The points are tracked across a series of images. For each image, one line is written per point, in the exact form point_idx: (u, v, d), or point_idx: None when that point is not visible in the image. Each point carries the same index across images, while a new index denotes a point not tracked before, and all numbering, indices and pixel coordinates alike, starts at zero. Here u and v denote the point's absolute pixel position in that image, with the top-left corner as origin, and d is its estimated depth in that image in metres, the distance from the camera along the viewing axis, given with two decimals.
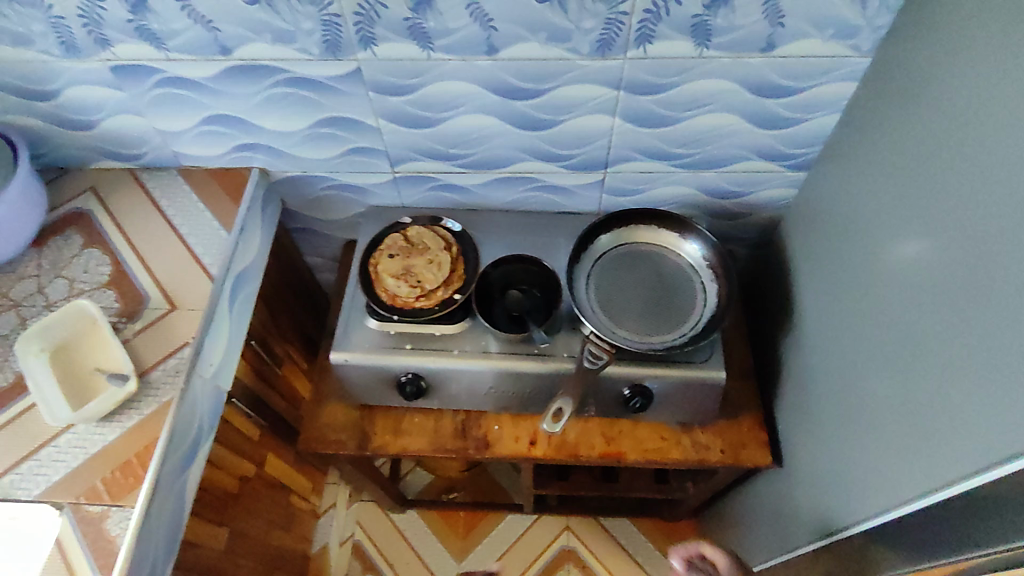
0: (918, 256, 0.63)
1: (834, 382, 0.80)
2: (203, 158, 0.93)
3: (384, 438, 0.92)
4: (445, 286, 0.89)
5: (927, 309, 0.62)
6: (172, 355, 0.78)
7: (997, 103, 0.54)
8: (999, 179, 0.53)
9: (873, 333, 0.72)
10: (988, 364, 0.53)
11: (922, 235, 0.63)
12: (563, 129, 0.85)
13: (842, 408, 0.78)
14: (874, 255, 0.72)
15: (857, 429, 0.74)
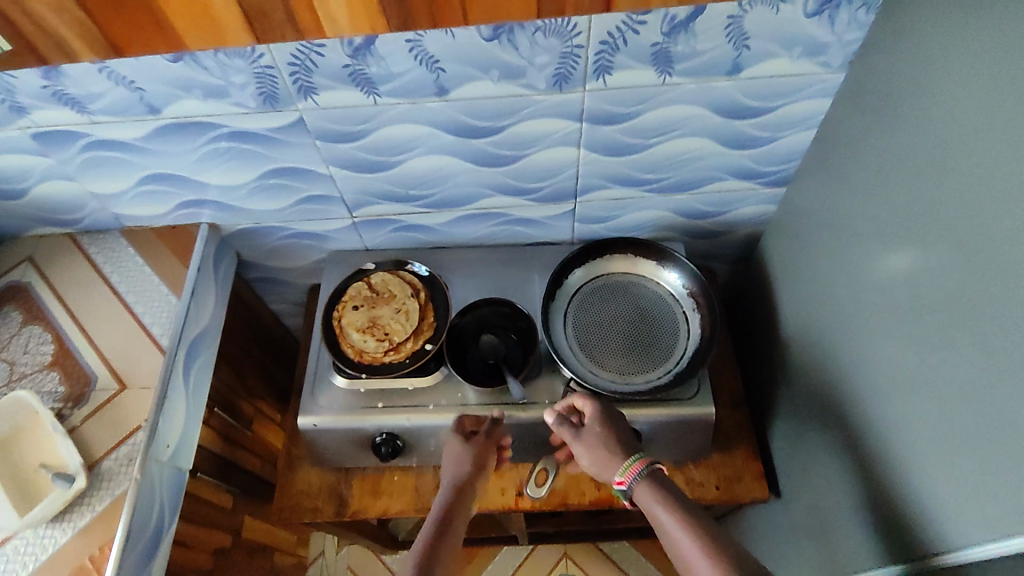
0: (909, 289, 0.60)
1: (831, 411, 0.77)
2: (145, 219, 0.87)
3: (362, 502, 0.88)
4: (415, 337, 0.83)
5: (928, 344, 0.58)
6: (124, 443, 0.73)
7: (983, 130, 0.50)
8: (993, 213, 0.49)
9: (867, 364, 0.68)
10: (1000, 413, 0.49)
11: (911, 267, 0.59)
12: (526, 164, 0.80)
13: (843, 438, 0.75)
14: (861, 281, 0.69)
15: (863, 464, 0.71)
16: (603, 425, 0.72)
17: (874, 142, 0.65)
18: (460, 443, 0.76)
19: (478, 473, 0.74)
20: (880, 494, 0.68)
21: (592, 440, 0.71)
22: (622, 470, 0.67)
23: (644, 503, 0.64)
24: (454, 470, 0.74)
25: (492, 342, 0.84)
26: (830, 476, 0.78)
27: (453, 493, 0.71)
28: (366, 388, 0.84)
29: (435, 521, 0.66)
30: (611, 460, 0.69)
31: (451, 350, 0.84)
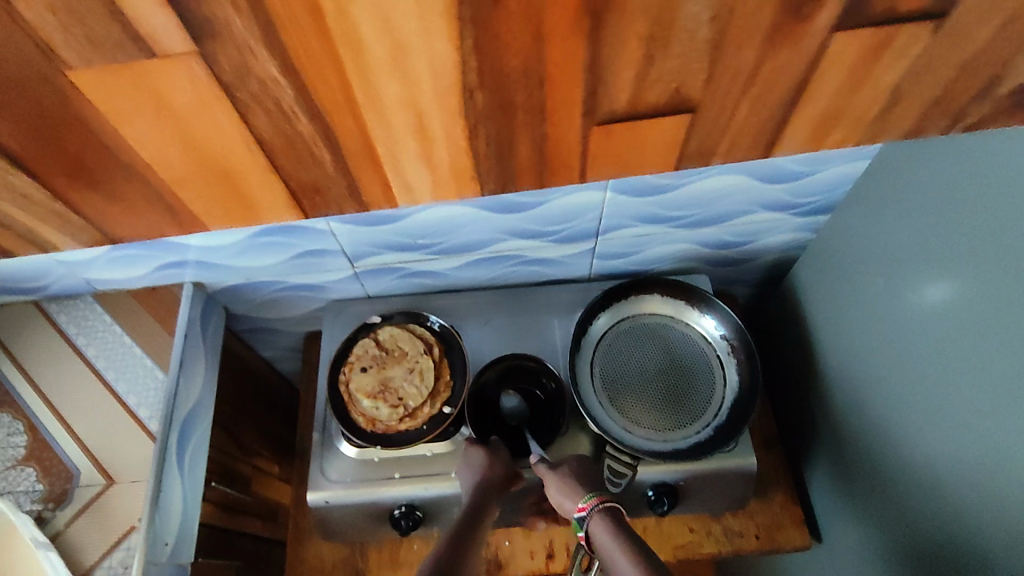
0: (986, 352, 0.55)
1: (881, 459, 0.73)
2: (119, 281, 0.79)
3: (381, 575, 0.82)
4: (431, 401, 0.76)
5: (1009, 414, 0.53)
6: (116, 548, 0.66)
7: None
8: None
9: (924, 420, 0.64)
10: None
11: (988, 329, 0.55)
12: (547, 208, 0.73)
13: (894, 490, 0.71)
14: (916, 332, 0.64)
15: (919, 521, 0.67)
16: (579, 468, 0.68)
17: (936, 185, 0.60)
18: (482, 448, 0.73)
19: (504, 482, 0.70)
20: (942, 555, 0.64)
21: (563, 476, 0.67)
22: (582, 497, 0.62)
23: (596, 535, 0.58)
24: (476, 476, 0.70)
25: (514, 400, 0.78)
26: (880, 525, 0.75)
27: (479, 495, 0.66)
28: (380, 456, 0.78)
29: (461, 516, 0.61)
30: (576, 488, 0.65)
31: (471, 413, 0.78)
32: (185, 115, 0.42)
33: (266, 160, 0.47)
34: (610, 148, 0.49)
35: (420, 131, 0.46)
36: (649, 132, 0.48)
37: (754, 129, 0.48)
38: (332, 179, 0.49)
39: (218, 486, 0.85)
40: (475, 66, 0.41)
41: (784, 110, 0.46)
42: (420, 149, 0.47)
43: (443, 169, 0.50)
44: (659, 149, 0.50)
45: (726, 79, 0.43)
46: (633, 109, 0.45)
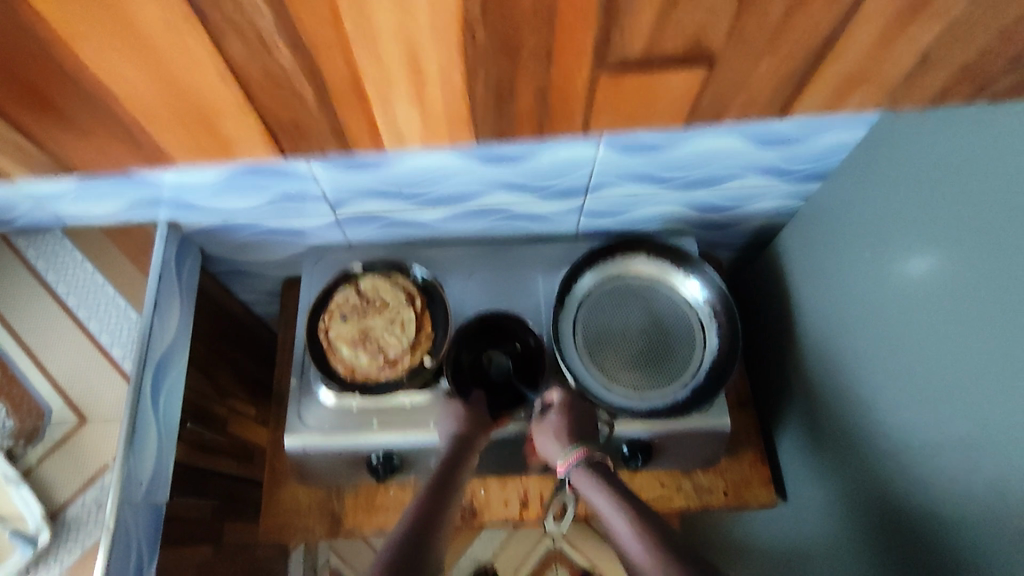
0: (964, 329, 0.56)
1: (852, 425, 0.74)
2: (93, 217, 0.76)
3: (357, 518, 0.84)
4: (411, 351, 0.76)
5: (984, 384, 0.54)
6: (90, 486, 0.65)
7: None
8: None
9: (897, 389, 0.65)
10: None
11: (969, 307, 0.55)
12: (538, 162, 0.71)
13: (861, 454, 0.73)
14: (899, 303, 0.64)
15: (882, 483, 0.69)
16: (566, 413, 0.69)
17: (934, 155, 0.59)
18: (460, 401, 0.74)
19: (481, 431, 0.71)
20: (900, 517, 0.67)
21: (548, 426, 0.68)
22: (562, 456, 0.64)
23: (583, 489, 0.62)
24: (451, 428, 0.71)
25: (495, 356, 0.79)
26: (843, 486, 0.78)
27: (455, 447, 0.68)
28: (359, 405, 0.78)
29: (438, 465, 0.64)
30: (558, 441, 0.66)
31: (454, 366, 0.77)
32: (157, 43, 0.46)
33: (241, 95, 0.51)
34: (618, 101, 0.56)
35: (414, 71, 0.50)
36: (651, 90, 0.55)
37: (753, 92, 0.55)
38: (313, 118, 0.55)
39: (192, 427, 0.84)
40: (484, 26, 0.46)
41: (799, 71, 0.53)
42: (411, 92, 0.52)
43: (434, 111, 0.55)
44: (663, 108, 0.57)
45: (744, 37, 0.49)
46: (645, 58, 0.50)
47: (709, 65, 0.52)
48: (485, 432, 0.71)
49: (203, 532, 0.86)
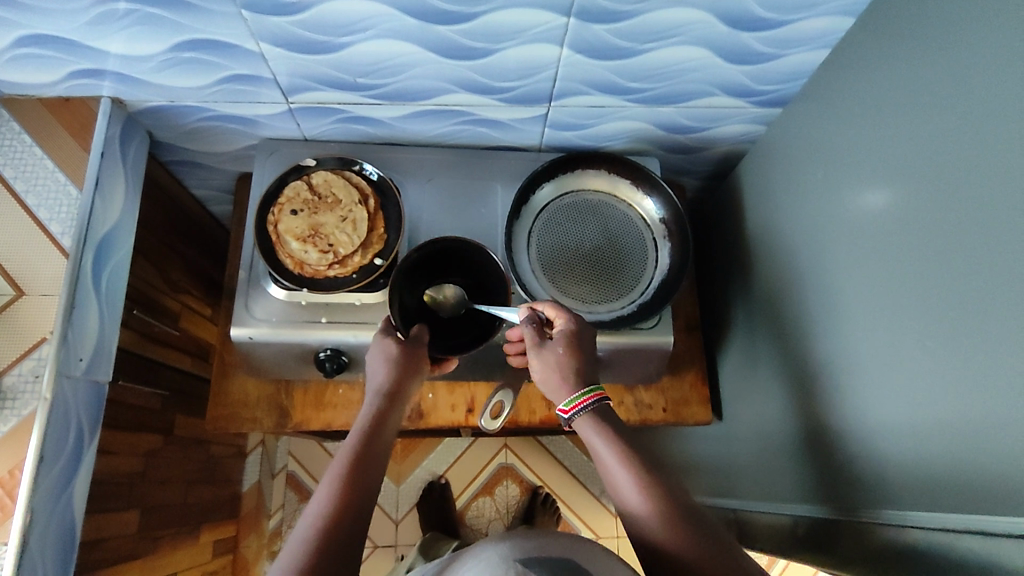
0: (896, 249, 0.57)
1: (790, 347, 0.77)
2: (28, 86, 0.71)
3: (305, 413, 0.85)
4: (363, 250, 0.75)
5: (904, 301, 0.56)
6: (26, 358, 0.65)
7: (1015, 98, 0.45)
8: (1004, 191, 0.45)
9: (834, 309, 0.67)
10: (964, 394, 0.49)
11: (902, 227, 0.56)
12: (499, 60, 0.69)
13: (796, 375, 0.75)
14: (843, 226, 0.65)
15: (811, 401, 0.72)
16: (570, 346, 0.64)
17: (889, 75, 0.58)
18: (397, 342, 0.67)
19: (412, 382, 0.66)
20: (821, 432, 0.70)
21: (551, 359, 0.63)
22: (569, 400, 0.61)
23: (585, 437, 0.59)
24: (378, 376, 0.65)
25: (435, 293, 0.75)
26: (774, 406, 0.81)
27: (377, 405, 0.63)
28: (308, 301, 0.77)
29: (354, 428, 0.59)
30: (563, 382, 0.62)
31: (400, 299, 0.72)
32: None
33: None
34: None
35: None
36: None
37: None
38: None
39: (139, 314, 0.83)
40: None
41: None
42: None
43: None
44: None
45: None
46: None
47: None
48: (416, 380, 0.66)
49: (151, 420, 0.87)
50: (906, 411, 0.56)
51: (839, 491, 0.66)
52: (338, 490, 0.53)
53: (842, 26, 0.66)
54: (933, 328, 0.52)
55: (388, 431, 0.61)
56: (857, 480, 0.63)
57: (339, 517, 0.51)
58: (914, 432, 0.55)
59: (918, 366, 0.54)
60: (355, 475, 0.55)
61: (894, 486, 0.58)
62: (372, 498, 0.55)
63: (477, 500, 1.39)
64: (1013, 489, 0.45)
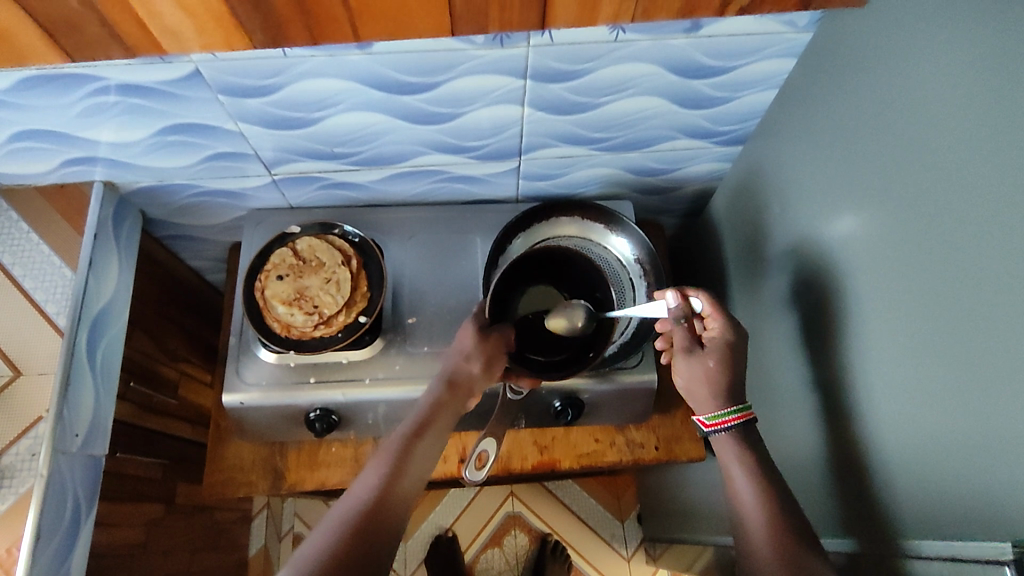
0: (854, 276, 0.58)
1: (776, 378, 0.77)
2: (26, 176, 0.75)
3: (299, 474, 0.86)
4: (346, 310, 0.77)
5: (868, 328, 0.57)
6: (23, 436, 0.67)
7: (938, 130, 0.47)
8: (939, 216, 0.47)
9: (808, 339, 0.68)
10: (929, 418, 0.50)
11: (857, 255, 0.58)
12: (466, 121, 0.72)
13: (784, 405, 0.76)
14: (810, 256, 0.67)
15: (797, 431, 0.72)
16: (719, 363, 0.69)
17: (831, 110, 0.61)
18: (475, 333, 0.69)
19: (481, 380, 0.68)
20: (808, 462, 0.70)
21: (699, 370, 0.69)
22: (713, 415, 0.67)
23: (721, 451, 0.67)
24: (446, 369, 0.69)
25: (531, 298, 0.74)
26: (769, 438, 0.81)
27: (441, 398, 0.68)
28: (297, 362, 0.79)
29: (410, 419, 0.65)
30: (708, 396, 0.69)
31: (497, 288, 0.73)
32: None
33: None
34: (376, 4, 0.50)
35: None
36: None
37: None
38: (84, 16, 0.49)
39: (136, 386, 0.85)
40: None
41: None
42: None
43: (199, 10, 0.49)
44: (424, 9, 0.51)
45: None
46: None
47: None
48: (484, 380, 0.68)
49: (153, 490, 0.88)
50: (880, 438, 0.56)
51: (829, 521, 0.66)
52: (388, 468, 0.60)
53: (787, 67, 0.69)
54: (896, 354, 0.53)
55: (442, 422, 0.66)
56: (841, 510, 0.63)
57: (382, 494, 0.58)
58: (890, 459, 0.55)
59: (887, 393, 0.55)
60: (403, 459, 0.61)
61: (875, 514, 0.58)
62: (415, 479, 0.61)
63: (486, 551, 1.37)
64: (987, 512, 0.45)
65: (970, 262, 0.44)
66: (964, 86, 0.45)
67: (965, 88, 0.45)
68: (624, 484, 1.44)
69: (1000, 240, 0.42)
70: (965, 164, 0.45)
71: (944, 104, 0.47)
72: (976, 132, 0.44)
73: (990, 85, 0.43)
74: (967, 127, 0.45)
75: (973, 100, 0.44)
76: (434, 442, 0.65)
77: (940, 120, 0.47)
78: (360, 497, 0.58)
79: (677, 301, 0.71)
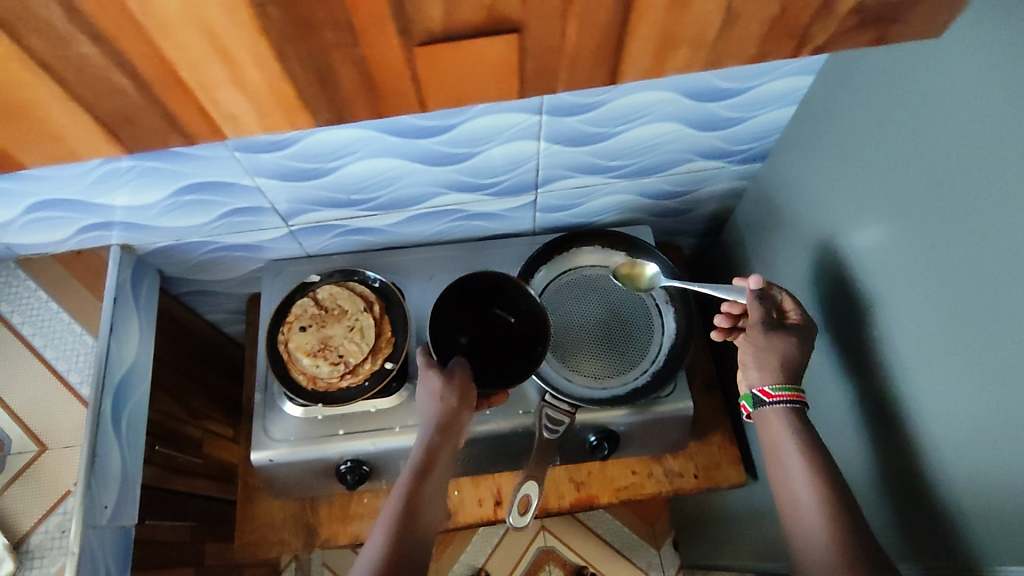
0: (890, 291, 0.57)
1: (812, 397, 0.76)
2: (42, 245, 0.74)
3: (332, 528, 0.84)
4: (372, 357, 0.75)
5: (908, 346, 0.55)
6: (52, 513, 0.65)
7: (968, 145, 0.46)
8: (978, 231, 0.46)
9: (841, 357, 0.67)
10: (988, 435, 0.48)
11: (889, 269, 0.57)
12: (483, 160, 0.72)
13: (820, 424, 0.74)
14: (838, 274, 0.66)
15: (836, 451, 0.71)
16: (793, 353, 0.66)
17: (848, 126, 0.60)
18: (438, 375, 0.65)
19: (461, 414, 0.64)
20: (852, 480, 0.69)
21: (773, 348, 0.67)
22: (775, 388, 0.66)
23: (770, 425, 0.66)
24: (432, 414, 0.64)
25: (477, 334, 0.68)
26: None
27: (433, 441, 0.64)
28: (324, 415, 0.77)
29: (410, 466, 0.63)
30: (772, 372, 0.67)
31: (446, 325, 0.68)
32: (112, 22, 0.39)
33: (61, 90, 0.44)
34: (441, 75, 0.47)
35: (220, 53, 0.42)
36: (469, 54, 0.45)
37: (592, 52, 0.46)
38: (142, 107, 0.46)
39: (161, 449, 0.83)
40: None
41: (618, 22, 0.44)
42: (228, 71, 0.44)
43: (261, 92, 0.46)
44: (490, 77, 0.48)
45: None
46: (450, 28, 0.43)
47: None
48: (465, 412, 0.64)
49: (183, 555, 0.86)
50: (929, 458, 0.55)
51: (882, 541, 0.64)
52: (394, 525, 0.59)
53: (803, 83, 0.68)
54: (942, 372, 0.52)
55: (442, 463, 0.64)
56: (895, 529, 0.62)
57: (394, 550, 0.57)
58: (941, 479, 0.54)
59: (935, 412, 0.53)
60: (410, 516, 0.60)
61: (931, 535, 0.56)
62: (427, 527, 0.60)
63: None
64: None
65: (1009, 281, 0.44)
66: (991, 99, 0.44)
67: (994, 100, 0.44)
68: (656, 509, 1.41)
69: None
70: (1006, 178, 0.43)
71: (970, 120, 0.46)
72: (1009, 146, 0.43)
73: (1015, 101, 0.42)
74: (1000, 139, 0.43)
75: (1001, 114, 0.43)
76: (436, 486, 0.63)
77: (966, 137, 0.46)
78: (372, 557, 0.57)
79: (761, 283, 0.66)
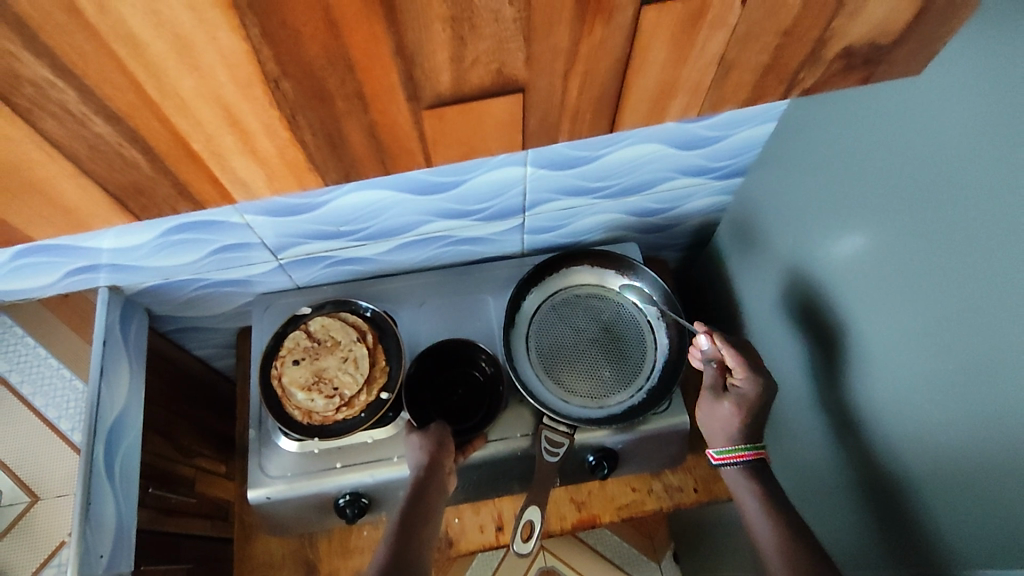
0: (862, 303, 0.58)
1: (784, 412, 0.77)
2: (25, 291, 0.73)
3: (333, 563, 0.83)
4: (367, 388, 0.75)
5: (880, 365, 0.57)
6: (47, 565, 0.66)
7: (940, 165, 0.47)
8: (952, 247, 0.47)
9: (818, 369, 0.68)
10: (960, 446, 0.49)
11: (864, 281, 0.58)
12: (470, 187, 0.73)
13: (792, 438, 0.76)
14: (810, 292, 0.67)
15: (809, 461, 0.73)
16: (747, 401, 0.69)
17: (822, 144, 0.62)
18: (414, 432, 0.72)
19: (446, 454, 0.70)
20: (822, 494, 0.70)
21: (718, 412, 0.71)
22: (721, 449, 0.69)
23: (733, 483, 0.68)
24: (418, 458, 0.70)
25: (450, 393, 0.79)
26: (783, 469, 0.80)
27: (421, 476, 0.68)
28: (321, 448, 0.76)
29: (405, 502, 0.67)
30: (720, 432, 0.70)
31: (417, 392, 0.78)
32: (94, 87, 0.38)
33: (71, 164, 0.44)
34: (454, 133, 0.48)
35: (226, 119, 0.42)
36: (478, 114, 0.47)
37: (591, 105, 0.48)
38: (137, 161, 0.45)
39: (154, 492, 0.82)
40: (272, 55, 0.38)
41: (616, 83, 0.47)
42: (239, 141, 0.44)
43: (274, 157, 0.47)
44: (500, 130, 0.49)
45: (547, 59, 0.43)
46: (459, 90, 0.44)
47: (583, 42, 0.42)
48: (448, 453, 0.70)
49: None
50: (898, 467, 0.56)
51: (854, 550, 0.65)
52: (392, 552, 0.62)
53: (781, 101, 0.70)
54: (911, 389, 0.53)
55: (436, 497, 0.67)
56: (863, 541, 0.63)
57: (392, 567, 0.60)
58: (913, 499, 0.55)
59: (903, 427, 0.55)
60: (404, 540, 0.63)
61: (898, 543, 0.58)
62: (423, 553, 0.63)
63: None
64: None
65: (980, 297, 0.45)
66: (963, 121, 0.45)
67: (962, 125, 0.45)
68: (654, 523, 1.41)
69: (1007, 280, 0.43)
70: (976, 196, 0.44)
71: (941, 141, 0.47)
72: (976, 166, 0.44)
73: (986, 124, 0.44)
74: (972, 162, 0.45)
75: (974, 137, 0.44)
76: (432, 518, 0.66)
77: (937, 160, 0.47)
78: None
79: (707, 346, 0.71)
